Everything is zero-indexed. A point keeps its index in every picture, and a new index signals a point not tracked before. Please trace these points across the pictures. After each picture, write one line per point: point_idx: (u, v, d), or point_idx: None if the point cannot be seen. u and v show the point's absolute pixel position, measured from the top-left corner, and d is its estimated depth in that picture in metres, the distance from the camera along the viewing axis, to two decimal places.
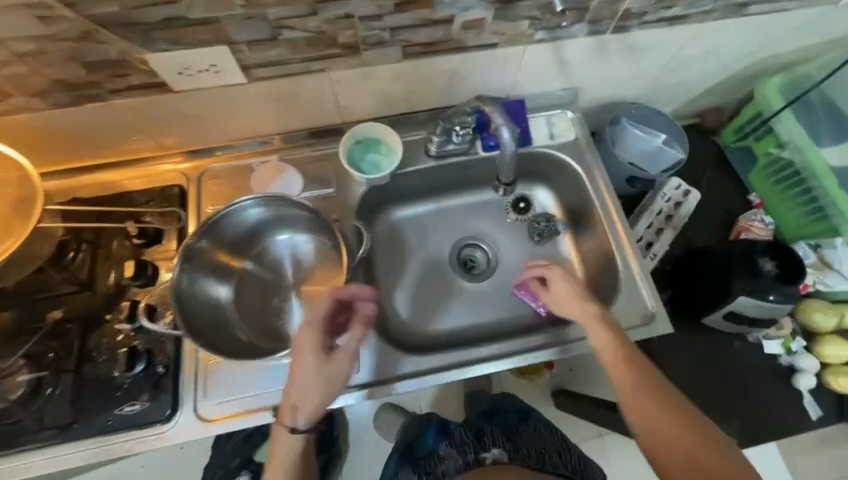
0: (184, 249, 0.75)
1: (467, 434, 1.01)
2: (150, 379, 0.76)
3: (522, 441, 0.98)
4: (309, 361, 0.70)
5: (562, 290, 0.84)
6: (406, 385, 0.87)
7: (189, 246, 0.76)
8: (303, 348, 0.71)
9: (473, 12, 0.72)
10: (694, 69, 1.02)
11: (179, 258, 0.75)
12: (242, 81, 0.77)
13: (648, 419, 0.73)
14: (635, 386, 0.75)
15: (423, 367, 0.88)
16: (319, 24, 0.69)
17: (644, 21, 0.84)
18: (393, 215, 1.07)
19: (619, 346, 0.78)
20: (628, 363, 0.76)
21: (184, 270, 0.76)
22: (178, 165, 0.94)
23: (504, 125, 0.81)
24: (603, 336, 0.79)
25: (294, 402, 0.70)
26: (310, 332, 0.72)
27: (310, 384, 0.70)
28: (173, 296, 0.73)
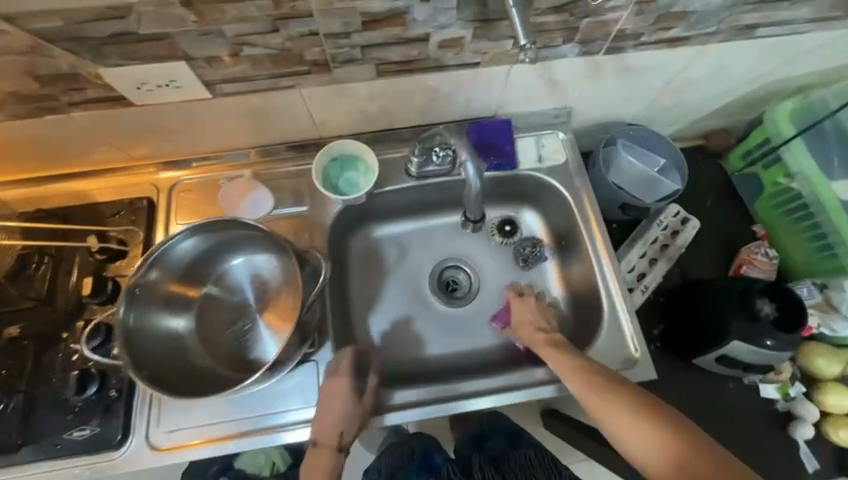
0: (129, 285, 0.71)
1: (456, 469, 0.96)
2: (102, 403, 0.74)
3: (512, 473, 0.92)
4: (344, 404, 0.74)
5: (527, 320, 0.85)
6: (397, 417, 0.82)
7: (134, 282, 0.72)
8: (338, 394, 0.74)
9: (450, 31, 0.68)
10: (697, 91, 0.95)
11: (124, 296, 0.71)
12: (208, 97, 0.73)
13: (641, 456, 0.63)
14: (615, 416, 0.66)
15: (417, 398, 0.84)
16: (282, 41, 0.65)
17: (640, 42, 0.78)
18: (373, 232, 1.02)
19: (588, 374, 0.71)
20: (601, 393, 0.68)
21: (130, 306, 0.72)
22: (149, 177, 0.91)
23: (467, 162, 0.77)
24: (568, 368, 0.74)
25: (338, 428, 0.74)
26: (341, 379, 0.75)
27: (348, 424, 0.75)
28: (119, 340, 0.68)
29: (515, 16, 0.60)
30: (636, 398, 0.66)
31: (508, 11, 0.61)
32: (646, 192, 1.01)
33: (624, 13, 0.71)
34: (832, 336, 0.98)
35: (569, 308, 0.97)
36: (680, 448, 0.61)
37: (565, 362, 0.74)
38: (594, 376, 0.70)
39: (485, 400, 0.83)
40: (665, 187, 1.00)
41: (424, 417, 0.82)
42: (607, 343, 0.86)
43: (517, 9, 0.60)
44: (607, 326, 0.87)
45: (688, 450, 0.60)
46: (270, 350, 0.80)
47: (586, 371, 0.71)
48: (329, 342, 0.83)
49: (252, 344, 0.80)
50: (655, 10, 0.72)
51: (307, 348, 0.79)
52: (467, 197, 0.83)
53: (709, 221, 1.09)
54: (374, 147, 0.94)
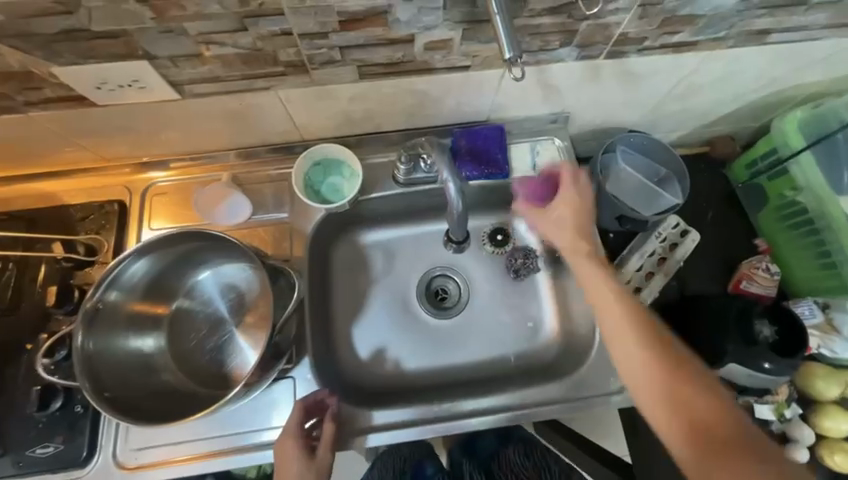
0: (86, 309, 0.66)
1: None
2: (66, 419, 0.71)
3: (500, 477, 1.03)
4: (295, 471, 0.67)
5: (562, 218, 0.72)
6: (375, 439, 0.79)
7: (93, 305, 0.68)
8: (286, 463, 0.67)
9: (436, 32, 0.63)
10: (702, 98, 0.90)
11: (80, 322, 0.66)
12: (177, 98, 0.69)
13: (658, 401, 0.58)
14: (641, 359, 0.59)
15: (397, 419, 0.80)
16: (253, 40, 0.60)
17: (644, 46, 0.73)
18: (360, 238, 0.96)
19: (625, 311, 0.62)
20: (636, 334, 0.60)
21: (88, 331, 0.67)
22: (121, 177, 0.86)
23: (448, 180, 0.71)
24: (603, 297, 0.64)
25: None
26: (290, 441, 0.69)
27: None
28: (77, 366, 0.64)
29: (498, 24, 0.53)
30: (670, 348, 0.60)
31: (492, 18, 0.53)
32: (645, 203, 0.96)
33: (625, 16, 0.66)
34: (833, 358, 0.94)
35: (563, 325, 0.91)
36: (705, 403, 0.56)
37: (600, 289, 0.65)
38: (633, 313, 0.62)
39: (466, 421, 0.79)
40: (665, 199, 0.95)
41: (406, 438, 0.79)
42: (596, 363, 0.83)
43: (501, 16, 0.52)
44: (597, 346, 0.84)
45: (715, 407, 0.55)
46: (245, 366, 0.76)
47: (625, 305, 0.62)
48: (306, 357, 0.79)
49: (226, 359, 0.77)
50: (660, 13, 0.66)
51: (283, 364, 0.76)
52: (450, 218, 0.79)
53: (710, 233, 1.05)
54: (361, 151, 0.89)
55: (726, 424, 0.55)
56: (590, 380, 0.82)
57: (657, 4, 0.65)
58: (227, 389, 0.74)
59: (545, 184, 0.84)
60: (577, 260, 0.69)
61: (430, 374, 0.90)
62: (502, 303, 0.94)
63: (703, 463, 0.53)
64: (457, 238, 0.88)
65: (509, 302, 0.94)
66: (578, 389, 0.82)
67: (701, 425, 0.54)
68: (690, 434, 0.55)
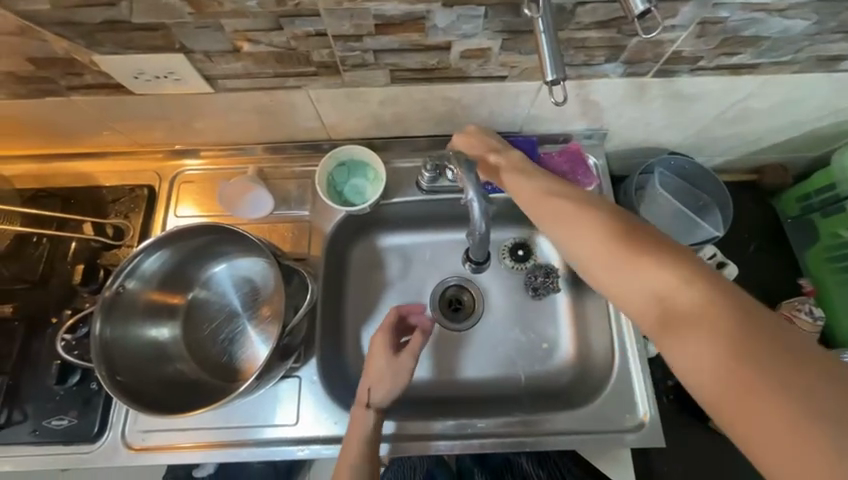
0: (104, 298, 0.68)
1: None
2: (82, 395, 0.74)
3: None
4: (382, 364, 0.71)
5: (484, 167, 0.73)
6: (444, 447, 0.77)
7: (112, 293, 0.69)
8: (379, 353, 0.72)
9: (475, 40, 0.60)
10: (756, 124, 0.84)
11: (100, 308, 0.68)
12: (209, 91, 0.69)
13: (635, 304, 0.49)
14: (597, 250, 0.53)
15: (432, 430, 0.78)
16: (287, 39, 0.60)
17: (697, 67, 0.68)
18: (378, 241, 0.95)
19: (587, 219, 0.55)
20: (586, 229, 0.55)
21: (106, 319, 0.69)
22: (153, 163, 0.88)
23: (474, 201, 0.66)
24: (561, 212, 0.59)
25: (369, 382, 0.70)
26: (381, 334, 0.74)
27: (382, 384, 0.70)
28: (94, 352, 0.65)
29: (543, 44, 0.49)
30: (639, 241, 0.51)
31: (537, 37, 0.49)
32: (682, 232, 0.89)
33: (681, 34, 0.61)
34: None
35: (578, 350, 0.88)
36: (695, 296, 0.45)
37: (557, 208, 0.59)
38: (593, 220, 0.55)
39: (469, 441, 0.77)
40: (703, 230, 0.88)
41: (413, 451, 0.77)
42: (613, 396, 0.79)
43: (548, 36, 0.48)
44: (615, 380, 0.80)
45: (702, 299, 0.44)
46: (253, 362, 0.77)
47: (582, 216, 0.56)
48: (314, 357, 0.79)
49: (237, 352, 0.77)
50: (720, 33, 0.61)
51: (291, 363, 0.76)
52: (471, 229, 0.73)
53: (749, 268, 0.98)
54: (388, 154, 0.87)
55: (723, 316, 0.42)
56: (603, 415, 0.78)
57: (719, 23, 0.59)
58: (236, 382, 0.75)
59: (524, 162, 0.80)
60: (528, 191, 0.64)
61: (438, 388, 0.88)
62: (517, 321, 0.90)
63: (691, 351, 0.43)
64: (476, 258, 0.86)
65: (524, 320, 0.91)
66: (591, 421, 0.78)
67: (672, 311, 0.46)
68: (677, 333, 0.44)
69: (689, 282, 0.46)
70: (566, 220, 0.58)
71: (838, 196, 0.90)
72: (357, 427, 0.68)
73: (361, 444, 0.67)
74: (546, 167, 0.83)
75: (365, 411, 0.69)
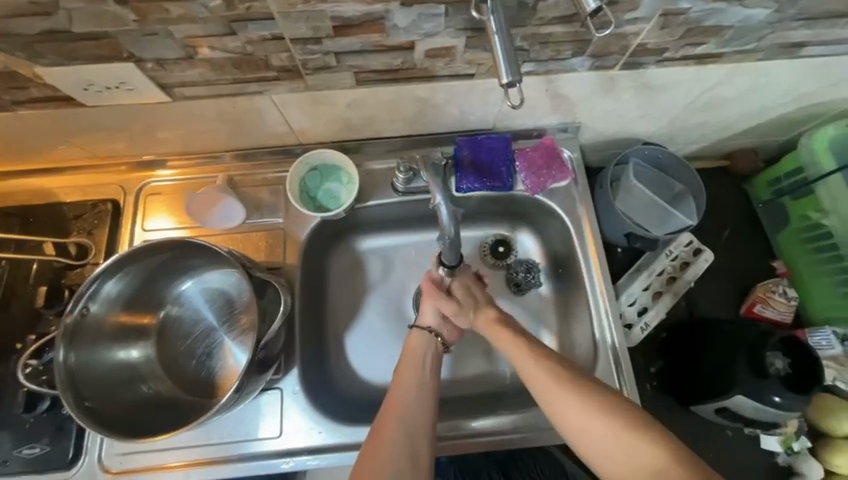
0: (67, 323, 0.65)
1: None
2: (54, 422, 0.71)
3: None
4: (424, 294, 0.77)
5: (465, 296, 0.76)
6: (468, 446, 0.77)
7: (75, 318, 0.66)
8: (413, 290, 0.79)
9: (438, 39, 0.59)
10: (725, 111, 0.84)
11: (62, 334, 0.65)
12: (167, 100, 0.66)
13: None
14: (587, 427, 0.58)
15: None
16: (243, 44, 0.57)
17: (663, 57, 0.67)
18: (357, 244, 0.93)
19: (548, 370, 0.64)
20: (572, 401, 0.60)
21: (71, 345, 0.66)
22: (116, 176, 0.84)
23: (442, 205, 0.65)
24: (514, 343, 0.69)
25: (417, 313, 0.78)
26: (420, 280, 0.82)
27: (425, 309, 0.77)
28: (59, 380, 0.63)
29: (498, 46, 0.48)
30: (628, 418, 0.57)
31: (490, 37, 0.48)
32: (657, 222, 0.89)
33: (646, 26, 0.60)
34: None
35: (561, 344, 0.88)
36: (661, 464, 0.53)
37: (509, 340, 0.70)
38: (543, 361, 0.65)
39: (459, 441, 0.77)
40: (677, 219, 0.88)
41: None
42: None
43: (501, 36, 0.48)
44: (598, 373, 0.80)
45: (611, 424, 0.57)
46: (230, 377, 0.75)
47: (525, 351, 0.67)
48: (295, 367, 0.78)
49: (214, 368, 0.75)
50: (683, 24, 0.61)
51: (271, 375, 0.74)
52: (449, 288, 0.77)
53: (724, 253, 1.00)
54: (361, 156, 0.85)
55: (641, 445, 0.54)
56: None
57: (681, 14, 0.59)
58: (214, 399, 0.73)
59: (489, 163, 0.82)
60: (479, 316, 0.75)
61: None
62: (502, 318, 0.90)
63: None
64: (448, 262, 0.75)
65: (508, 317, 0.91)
66: None
67: None
68: None
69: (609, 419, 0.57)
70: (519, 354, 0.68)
71: (806, 179, 0.92)
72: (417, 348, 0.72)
73: (419, 357, 0.70)
74: (518, 164, 0.84)
75: (419, 333, 0.74)
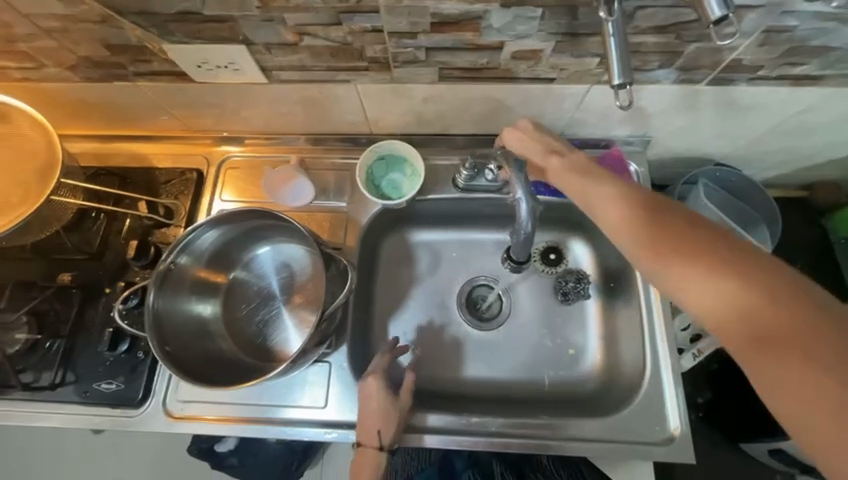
0: (159, 271, 0.72)
1: None
2: (130, 362, 0.79)
3: None
4: (380, 406, 0.71)
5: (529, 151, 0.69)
6: (501, 445, 0.77)
7: (165, 268, 0.73)
8: (370, 392, 0.72)
9: (527, 42, 0.61)
10: (813, 138, 0.80)
11: (154, 280, 0.72)
12: (264, 82, 0.73)
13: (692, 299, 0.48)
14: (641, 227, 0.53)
15: (459, 426, 0.78)
16: (344, 34, 0.62)
17: (756, 76, 0.65)
18: (410, 236, 0.96)
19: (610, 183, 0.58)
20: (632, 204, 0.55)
21: (160, 291, 0.73)
22: (202, 149, 0.92)
23: (522, 200, 0.68)
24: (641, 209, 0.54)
25: (376, 424, 0.71)
26: (373, 381, 0.73)
27: (389, 423, 0.71)
28: (147, 322, 0.70)
29: (612, 46, 0.49)
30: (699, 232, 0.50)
31: (606, 39, 0.49)
32: None
33: (744, 42, 0.59)
34: None
35: (606, 358, 0.87)
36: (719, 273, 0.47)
37: (596, 182, 0.59)
38: (682, 231, 0.50)
39: (494, 439, 0.77)
40: None
41: (431, 444, 0.77)
42: (642, 408, 0.77)
43: (617, 38, 0.48)
44: (643, 390, 0.78)
45: (768, 297, 0.44)
46: (286, 344, 0.80)
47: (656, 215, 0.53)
48: (344, 345, 0.82)
49: (272, 333, 0.81)
50: (786, 42, 0.59)
51: (324, 349, 0.78)
52: (503, 141, 0.72)
53: None
54: (426, 151, 0.88)
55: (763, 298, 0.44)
56: (631, 424, 0.76)
57: (786, 32, 0.57)
58: (272, 362, 0.78)
59: None
60: (590, 191, 0.59)
61: (459, 384, 0.88)
62: (546, 325, 0.90)
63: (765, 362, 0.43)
64: (516, 258, 0.84)
65: (551, 324, 0.90)
66: (618, 430, 0.76)
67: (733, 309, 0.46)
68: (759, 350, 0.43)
69: (768, 298, 0.44)
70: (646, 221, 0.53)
71: None
72: (365, 472, 0.69)
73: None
74: None
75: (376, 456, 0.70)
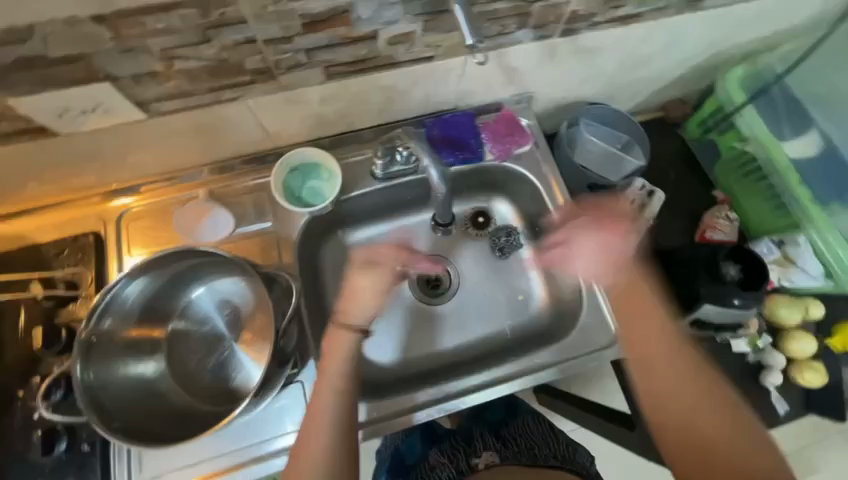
0: (81, 341, 0.67)
1: (455, 443, 0.86)
2: (74, 460, 0.70)
3: (510, 433, 0.87)
4: (386, 281, 0.74)
5: None
6: (481, 396, 0.83)
7: (88, 337, 0.68)
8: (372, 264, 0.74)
9: (398, 26, 0.65)
10: (655, 65, 0.95)
11: (78, 353, 0.67)
12: (143, 118, 0.69)
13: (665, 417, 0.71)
14: (667, 374, 0.72)
15: (442, 395, 0.82)
16: (217, 51, 0.61)
17: (593, 22, 0.77)
18: (346, 238, 0.96)
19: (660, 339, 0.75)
20: (663, 352, 0.74)
21: (87, 362, 0.67)
22: (92, 209, 0.83)
23: (430, 166, 0.78)
24: (663, 374, 0.72)
25: (348, 301, 0.73)
26: (388, 253, 0.76)
27: (366, 303, 0.73)
28: (81, 399, 0.64)
29: (458, 12, 0.61)
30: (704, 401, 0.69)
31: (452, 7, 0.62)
32: (612, 171, 1.01)
33: None
34: (793, 287, 1.01)
35: (550, 294, 0.96)
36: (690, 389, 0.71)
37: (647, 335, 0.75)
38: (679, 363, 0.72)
39: (476, 395, 0.83)
40: (628, 164, 1.00)
41: (431, 415, 0.81)
42: (587, 323, 0.87)
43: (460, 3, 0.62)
44: (585, 309, 0.88)
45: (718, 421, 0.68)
46: (249, 379, 0.76)
47: (670, 352, 0.74)
48: (311, 360, 0.80)
49: (230, 373, 0.77)
50: None
51: (290, 369, 0.76)
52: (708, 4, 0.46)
53: (676, 191, 1.08)
54: (337, 152, 0.89)
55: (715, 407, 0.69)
56: (581, 342, 0.86)
57: None
58: (236, 403, 0.74)
59: (457, 138, 0.89)
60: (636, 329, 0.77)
61: (432, 360, 0.92)
62: (493, 281, 0.97)
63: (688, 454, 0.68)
64: (442, 221, 0.94)
65: (497, 279, 0.98)
66: (573, 348, 0.86)
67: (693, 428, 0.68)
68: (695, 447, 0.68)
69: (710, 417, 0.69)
70: (655, 371, 0.73)
71: (725, 115, 1.02)
72: (339, 348, 0.71)
73: (345, 355, 0.71)
74: (483, 135, 0.91)
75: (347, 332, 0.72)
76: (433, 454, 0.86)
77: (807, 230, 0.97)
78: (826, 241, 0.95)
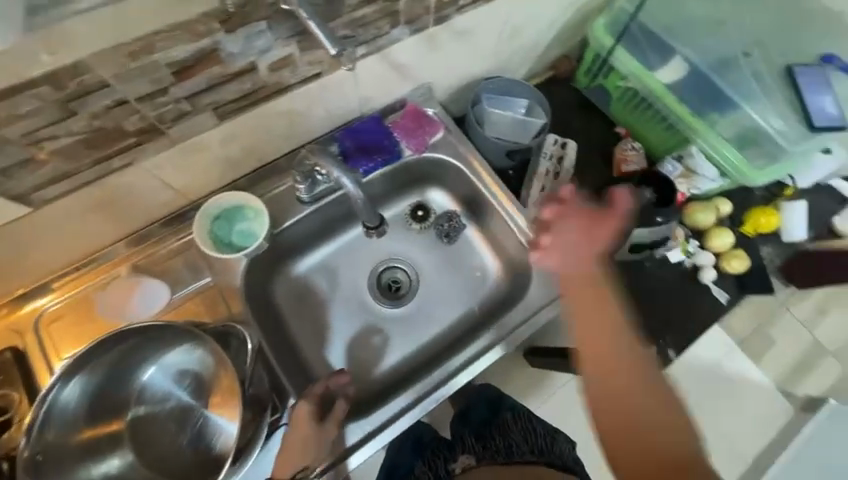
0: (26, 461, 0.62)
1: (440, 452, 0.99)
2: None
3: (493, 438, 0.99)
4: (305, 434, 0.71)
5: None
6: (465, 376, 0.84)
7: (34, 455, 0.63)
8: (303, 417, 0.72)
9: (274, 53, 0.65)
10: (531, 32, 1.02)
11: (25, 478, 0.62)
12: (28, 211, 0.63)
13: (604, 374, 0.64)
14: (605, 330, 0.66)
15: (421, 392, 0.83)
16: (88, 122, 0.58)
17: (460, 6, 0.81)
18: (294, 270, 0.95)
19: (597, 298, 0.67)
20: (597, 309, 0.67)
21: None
22: (4, 322, 0.75)
23: (342, 176, 0.79)
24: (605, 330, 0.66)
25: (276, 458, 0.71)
26: (305, 410, 0.72)
27: (303, 454, 0.71)
28: None
29: (313, 27, 0.60)
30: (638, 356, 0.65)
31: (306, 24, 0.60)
32: (523, 134, 1.07)
33: None
34: (701, 192, 1.14)
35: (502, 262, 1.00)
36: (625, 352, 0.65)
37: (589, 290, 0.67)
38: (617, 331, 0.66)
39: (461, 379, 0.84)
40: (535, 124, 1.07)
41: (408, 424, 0.81)
42: (542, 278, 0.91)
43: (314, 20, 0.59)
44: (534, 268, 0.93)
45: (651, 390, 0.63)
46: (231, 438, 0.71)
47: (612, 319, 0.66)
48: (291, 400, 0.77)
49: (208, 442, 0.72)
50: None
51: (270, 416, 0.74)
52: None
53: (584, 137, 1.18)
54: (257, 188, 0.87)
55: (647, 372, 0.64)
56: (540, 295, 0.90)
57: None
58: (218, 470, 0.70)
59: (372, 142, 0.91)
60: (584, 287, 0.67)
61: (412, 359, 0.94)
62: (448, 267, 1.01)
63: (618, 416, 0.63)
64: (372, 223, 0.89)
65: (451, 264, 1.01)
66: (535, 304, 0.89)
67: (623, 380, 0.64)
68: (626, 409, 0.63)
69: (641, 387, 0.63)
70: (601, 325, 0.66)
71: (603, 60, 1.13)
72: None
73: None
74: (396, 133, 0.93)
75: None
76: (418, 463, 0.98)
77: (696, 141, 1.10)
78: (712, 146, 1.09)
